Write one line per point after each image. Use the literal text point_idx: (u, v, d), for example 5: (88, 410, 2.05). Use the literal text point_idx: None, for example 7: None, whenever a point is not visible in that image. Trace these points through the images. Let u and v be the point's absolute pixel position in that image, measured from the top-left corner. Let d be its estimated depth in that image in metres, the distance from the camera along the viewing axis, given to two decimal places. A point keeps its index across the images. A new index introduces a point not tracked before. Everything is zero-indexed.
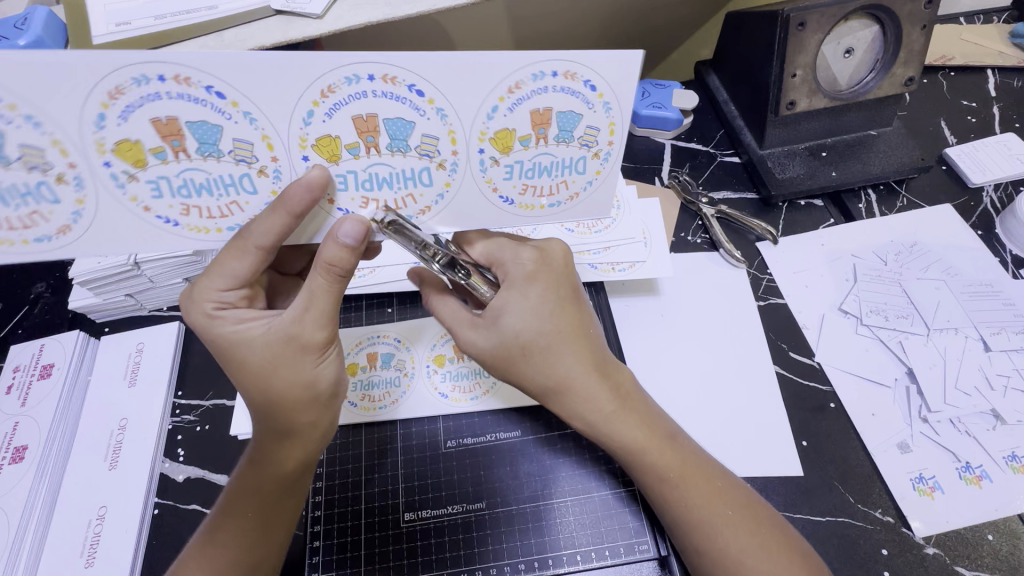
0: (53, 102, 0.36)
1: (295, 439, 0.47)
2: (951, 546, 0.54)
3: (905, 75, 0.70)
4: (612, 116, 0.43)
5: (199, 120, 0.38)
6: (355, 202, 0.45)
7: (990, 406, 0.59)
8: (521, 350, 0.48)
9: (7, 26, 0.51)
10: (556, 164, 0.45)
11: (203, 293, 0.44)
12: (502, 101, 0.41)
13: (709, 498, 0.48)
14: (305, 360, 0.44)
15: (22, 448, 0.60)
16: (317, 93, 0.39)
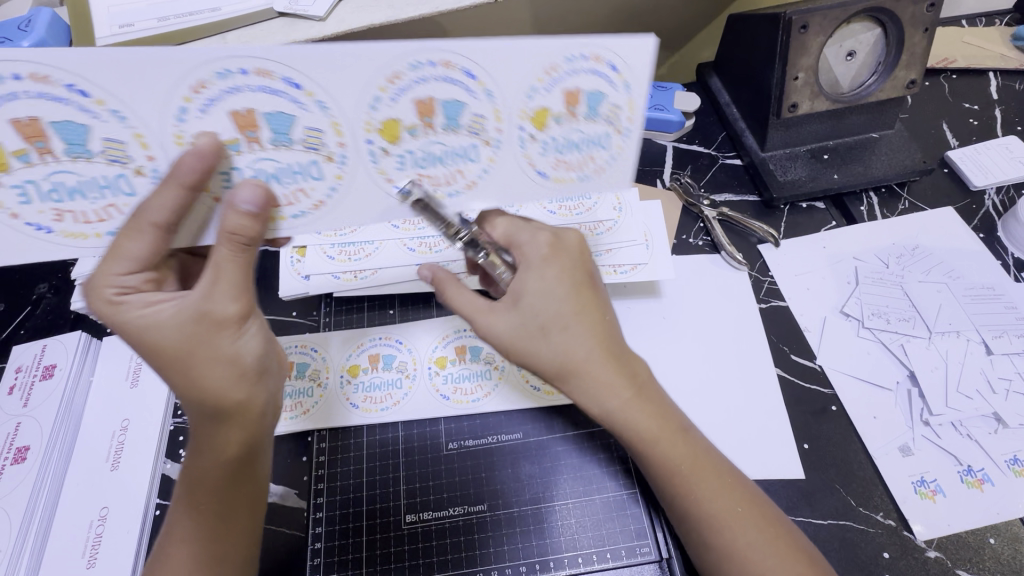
0: (139, 98, 0.40)
1: (228, 425, 0.44)
2: (953, 550, 0.54)
3: (907, 77, 0.70)
4: (634, 95, 0.44)
5: (274, 111, 0.42)
6: (409, 179, 0.47)
7: (992, 410, 0.59)
8: (540, 331, 0.48)
9: (11, 28, 0.51)
10: (586, 140, 0.47)
11: (103, 280, 0.42)
12: (540, 82, 0.43)
13: (719, 491, 0.47)
14: (224, 334, 0.42)
15: (24, 449, 0.60)
16: (383, 81, 0.42)
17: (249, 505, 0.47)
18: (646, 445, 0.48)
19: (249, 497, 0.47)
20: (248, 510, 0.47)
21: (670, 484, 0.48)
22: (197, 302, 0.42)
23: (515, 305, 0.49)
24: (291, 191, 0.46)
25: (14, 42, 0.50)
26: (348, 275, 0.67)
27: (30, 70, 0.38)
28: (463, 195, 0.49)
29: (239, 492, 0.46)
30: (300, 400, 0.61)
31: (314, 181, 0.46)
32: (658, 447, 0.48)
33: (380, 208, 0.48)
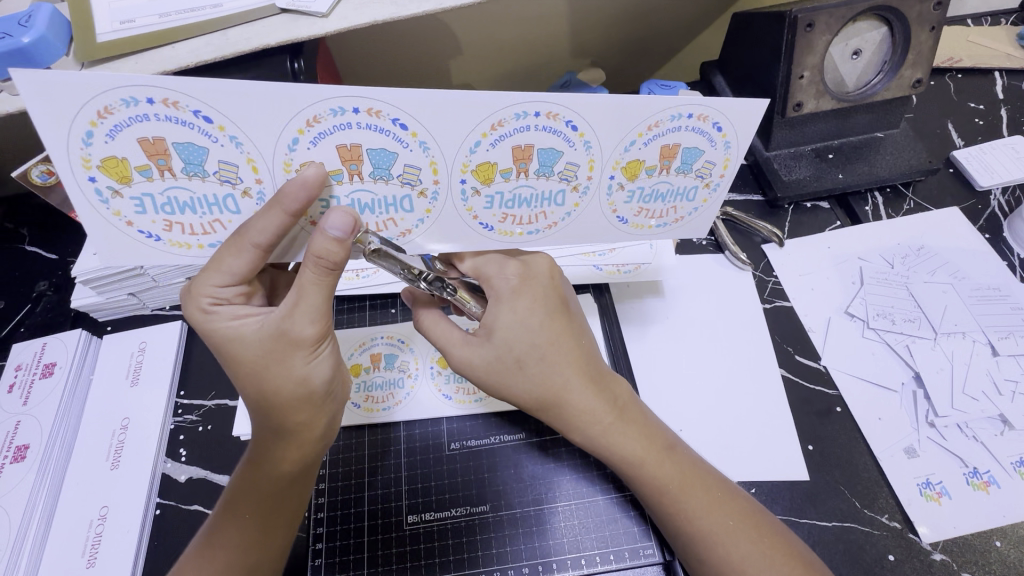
0: (257, 127, 0.39)
1: (290, 440, 0.47)
2: (959, 553, 0.53)
3: (913, 76, 0.70)
4: (729, 153, 0.47)
5: (378, 147, 0.41)
6: (495, 217, 0.48)
7: (998, 412, 0.59)
8: (515, 364, 0.49)
9: (12, 23, 0.51)
10: (671, 192, 0.49)
11: (199, 288, 0.44)
12: (640, 137, 0.45)
13: (710, 508, 0.48)
14: (298, 356, 0.44)
15: (23, 448, 0.59)
16: (486, 127, 0.42)
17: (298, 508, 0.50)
18: (635, 470, 0.49)
19: (297, 504, 0.49)
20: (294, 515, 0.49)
21: (658, 501, 0.48)
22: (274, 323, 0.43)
23: (489, 338, 0.49)
24: (207, 221, 0.44)
25: (15, 37, 0.49)
26: (348, 274, 0.68)
27: (162, 95, 0.37)
28: (543, 233, 0.50)
29: (292, 500, 0.48)
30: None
31: (404, 213, 0.46)
32: (645, 466, 0.49)
33: (463, 239, 0.49)
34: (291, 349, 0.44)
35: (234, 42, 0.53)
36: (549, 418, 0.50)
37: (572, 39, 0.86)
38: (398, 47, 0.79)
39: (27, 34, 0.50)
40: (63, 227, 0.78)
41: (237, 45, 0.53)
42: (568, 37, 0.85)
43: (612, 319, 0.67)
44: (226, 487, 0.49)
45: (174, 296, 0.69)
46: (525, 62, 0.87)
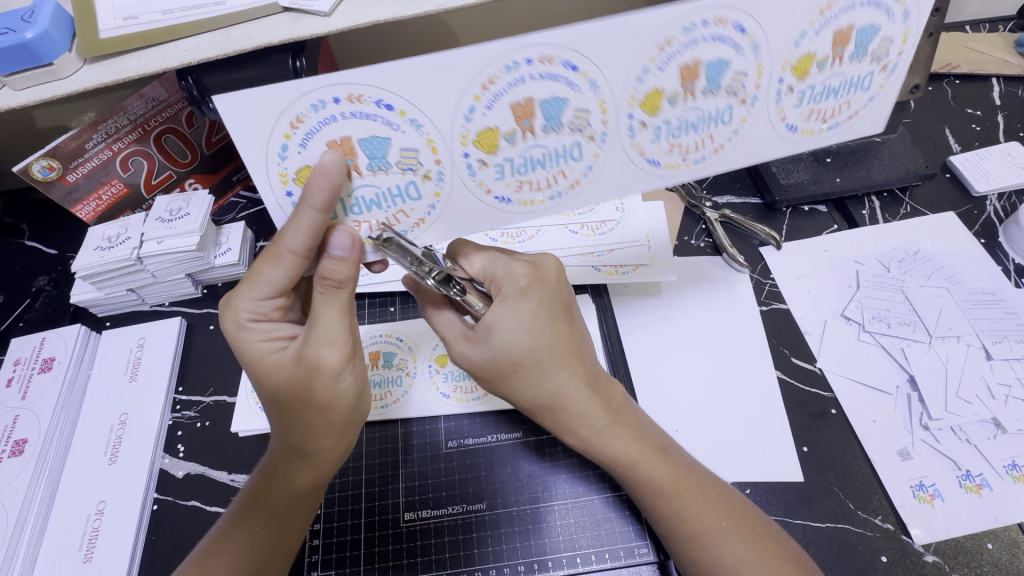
0: (433, 102, 0.41)
1: (311, 460, 0.48)
2: (950, 554, 0.54)
3: (910, 82, 0.70)
4: (908, 24, 0.45)
5: (549, 96, 0.42)
6: (661, 149, 0.46)
7: (991, 415, 0.59)
8: (513, 366, 0.49)
9: (14, 18, 0.51)
10: (845, 83, 0.47)
11: (240, 303, 0.45)
12: (813, 24, 0.43)
13: (703, 509, 0.48)
14: (327, 373, 0.45)
15: (21, 442, 0.60)
16: (655, 49, 0.41)
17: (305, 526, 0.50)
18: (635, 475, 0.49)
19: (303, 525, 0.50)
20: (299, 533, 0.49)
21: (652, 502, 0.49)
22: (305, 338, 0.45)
23: (486, 339, 0.49)
24: (392, 214, 0.46)
25: (18, 33, 0.49)
26: None
27: (347, 92, 0.40)
28: (710, 159, 0.48)
29: (303, 515, 0.49)
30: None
31: (573, 163, 0.46)
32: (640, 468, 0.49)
33: (627, 183, 0.48)
34: (315, 374, 0.45)
35: (236, 39, 0.53)
36: (545, 419, 0.51)
37: None
38: (400, 46, 0.79)
39: (30, 30, 0.50)
40: (62, 222, 0.78)
41: (239, 43, 0.53)
42: None
43: (610, 319, 0.67)
44: (237, 498, 0.50)
45: (174, 293, 0.70)
46: None
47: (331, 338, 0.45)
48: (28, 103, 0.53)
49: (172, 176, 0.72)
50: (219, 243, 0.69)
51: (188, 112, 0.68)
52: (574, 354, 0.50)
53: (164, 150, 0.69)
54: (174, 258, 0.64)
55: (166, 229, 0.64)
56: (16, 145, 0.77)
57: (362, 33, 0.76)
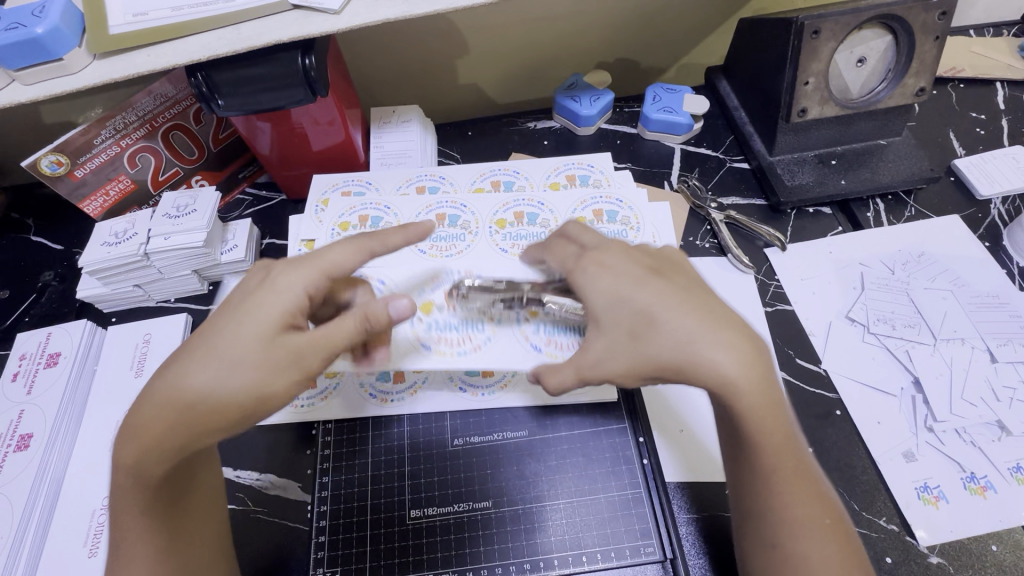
0: (402, 199, 0.72)
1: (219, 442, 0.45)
2: (955, 556, 0.54)
3: (916, 85, 0.71)
4: (635, 211, 0.71)
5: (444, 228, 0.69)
6: (508, 247, 0.69)
7: (996, 418, 0.59)
8: (638, 331, 0.46)
9: (25, 13, 0.51)
10: (612, 232, 0.69)
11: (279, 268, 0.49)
12: (579, 204, 0.72)
13: (807, 500, 0.45)
14: (234, 368, 0.43)
15: (27, 436, 0.60)
16: (501, 203, 0.72)
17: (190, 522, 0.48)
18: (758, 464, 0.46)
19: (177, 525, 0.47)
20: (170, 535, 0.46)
21: (762, 484, 0.46)
22: (203, 333, 0.46)
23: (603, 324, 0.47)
24: None
25: (29, 27, 0.49)
26: None
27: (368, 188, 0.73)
28: None
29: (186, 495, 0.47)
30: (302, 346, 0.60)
31: (461, 244, 0.69)
32: (756, 447, 0.46)
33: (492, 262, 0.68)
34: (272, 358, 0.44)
35: (245, 36, 0.54)
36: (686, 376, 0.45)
37: (580, 43, 0.86)
38: (408, 45, 0.79)
39: (41, 24, 0.50)
40: (69, 218, 0.78)
41: (249, 40, 0.53)
42: (578, 38, 0.85)
43: None
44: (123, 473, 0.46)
45: (180, 289, 0.70)
46: (534, 65, 0.87)
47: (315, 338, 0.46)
48: (37, 97, 0.52)
49: (180, 173, 0.72)
50: (225, 240, 0.69)
51: (196, 108, 0.68)
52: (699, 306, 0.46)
53: (172, 146, 0.69)
54: (181, 255, 0.64)
55: (172, 225, 0.64)
56: (23, 142, 0.78)
57: (371, 31, 0.76)
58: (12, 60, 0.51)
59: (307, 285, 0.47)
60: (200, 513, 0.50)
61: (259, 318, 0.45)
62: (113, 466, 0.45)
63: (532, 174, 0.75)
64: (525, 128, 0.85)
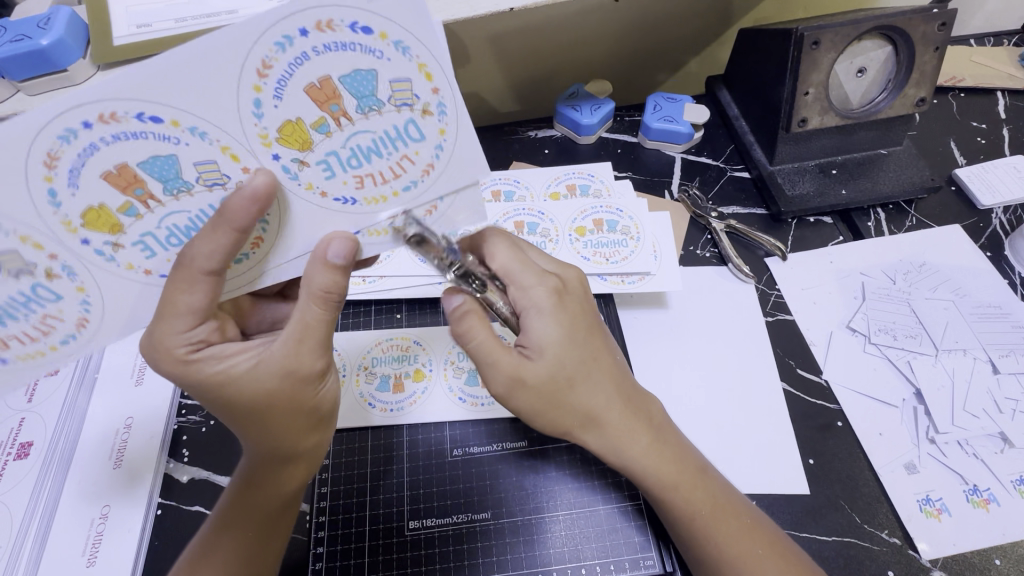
0: None
1: (297, 462, 0.49)
2: (958, 570, 0.54)
3: (917, 95, 0.71)
4: (634, 220, 0.71)
5: (149, 157, 0.36)
6: None
7: (998, 429, 0.59)
8: (568, 381, 0.48)
9: (31, 26, 0.53)
10: (611, 241, 0.69)
11: (169, 340, 0.42)
12: (580, 213, 0.72)
13: (739, 535, 0.48)
14: (277, 412, 0.45)
15: (27, 444, 0.61)
16: (500, 213, 0.72)
17: (280, 543, 0.50)
18: (664, 492, 0.49)
19: (273, 546, 0.49)
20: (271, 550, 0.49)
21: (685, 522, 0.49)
22: (217, 403, 0.45)
23: (540, 355, 0.47)
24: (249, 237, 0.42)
25: (35, 39, 0.51)
26: (356, 279, 0.68)
27: None
28: None
29: (286, 519, 0.50)
30: (75, 313, 0.41)
31: None
32: (676, 497, 0.49)
33: None
34: (301, 384, 0.45)
35: None
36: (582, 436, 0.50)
37: (581, 52, 0.86)
38: None
39: (47, 36, 0.51)
40: None
41: None
42: (579, 49, 0.85)
43: (616, 328, 0.67)
44: (211, 514, 0.50)
45: None
46: (534, 74, 0.87)
47: (315, 348, 0.45)
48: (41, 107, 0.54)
49: None
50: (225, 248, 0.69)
51: None
52: (613, 369, 0.50)
53: None
54: None
55: None
56: None
57: None
58: (18, 71, 0.53)
59: (189, 333, 0.43)
60: (293, 517, 0.52)
61: (236, 362, 0.44)
62: (203, 544, 0.48)
63: (532, 183, 0.76)
64: (525, 137, 0.85)
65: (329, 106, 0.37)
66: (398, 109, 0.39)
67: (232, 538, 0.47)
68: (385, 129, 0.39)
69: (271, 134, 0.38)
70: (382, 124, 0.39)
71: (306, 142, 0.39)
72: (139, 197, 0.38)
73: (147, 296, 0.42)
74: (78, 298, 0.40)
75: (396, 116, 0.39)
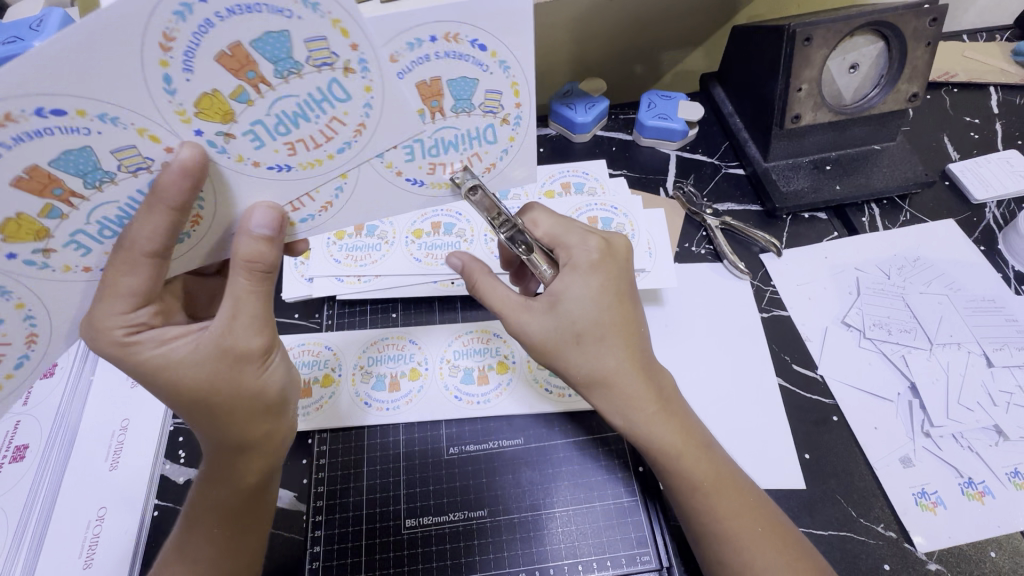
0: None
1: (250, 454, 0.46)
2: (954, 562, 0.54)
3: (909, 90, 0.71)
4: (629, 218, 0.71)
5: (60, 153, 0.35)
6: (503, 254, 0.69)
7: (993, 422, 0.59)
8: (576, 337, 0.48)
9: (24, 28, 0.53)
10: None
11: (105, 321, 0.40)
12: (575, 212, 0.72)
13: (740, 512, 0.48)
14: (217, 394, 0.42)
15: (22, 447, 0.61)
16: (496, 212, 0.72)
17: (251, 536, 0.49)
18: (669, 460, 0.49)
19: (244, 537, 0.49)
20: (238, 542, 0.48)
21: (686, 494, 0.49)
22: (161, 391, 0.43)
23: (553, 307, 0.49)
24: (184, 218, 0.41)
25: (27, 42, 0.51)
26: (352, 279, 0.67)
27: None
28: None
29: (253, 513, 0.49)
30: (21, 330, 0.41)
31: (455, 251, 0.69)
32: (684, 467, 0.49)
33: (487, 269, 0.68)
34: (238, 364, 0.43)
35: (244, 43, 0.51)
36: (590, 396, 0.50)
37: (575, 51, 0.86)
38: None
39: (39, 39, 0.51)
40: None
41: None
42: (573, 49, 0.85)
43: None
44: (183, 506, 0.49)
45: None
46: None
47: (251, 325, 0.43)
48: None
49: None
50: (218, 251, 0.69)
51: None
52: (636, 337, 0.50)
53: None
54: None
55: None
56: None
57: None
58: None
59: (130, 315, 0.41)
60: (265, 516, 0.50)
61: (175, 347, 0.42)
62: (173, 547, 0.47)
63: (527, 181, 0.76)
64: None
65: (244, 73, 0.36)
66: (482, 114, 0.45)
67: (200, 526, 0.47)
68: (309, 91, 0.38)
69: (189, 109, 0.36)
70: (305, 87, 0.37)
71: (227, 112, 0.37)
72: (59, 197, 0.37)
73: (86, 292, 0.42)
74: (21, 315, 0.40)
75: (318, 78, 0.37)
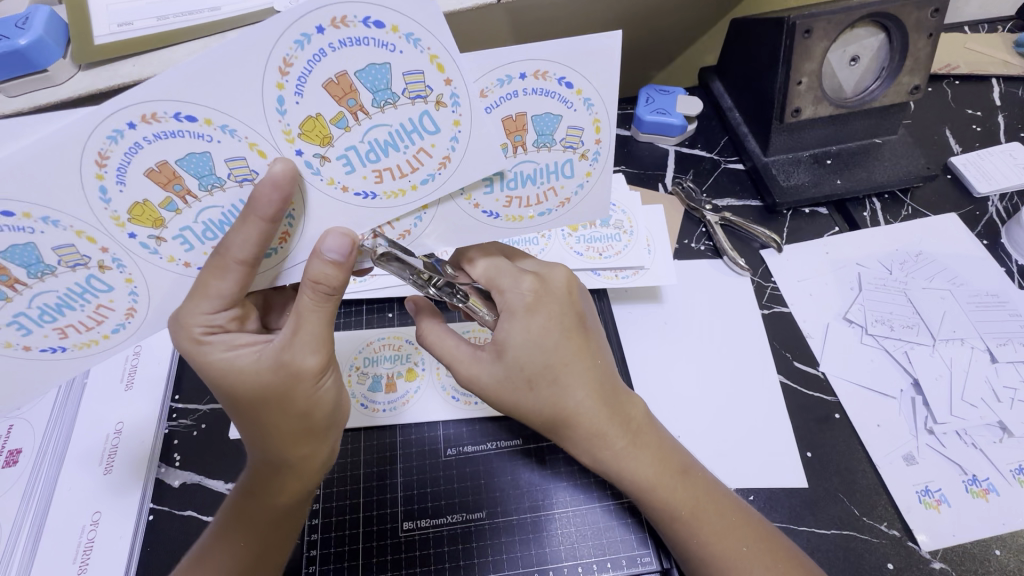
0: None
1: (292, 469, 0.46)
2: (959, 561, 0.53)
3: (911, 83, 0.70)
4: (628, 214, 0.71)
5: (186, 154, 0.36)
6: None
7: (997, 419, 0.59)
8: (526, 384, 0.48)
9: (8, 26, 0.52)
10: (605, 236, 0.69)
11: (189, 319, 0.40)
12: None
13: (724, 534, 0.48)
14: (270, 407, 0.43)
15: (16, 452, 0.60)
16: None
17: (280, 551, 0.48)
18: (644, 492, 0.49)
19: (273, 552, 0.48)
20: (266, 557, 0.47)
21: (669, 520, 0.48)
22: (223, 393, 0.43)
23: (499, 356, 0.48)
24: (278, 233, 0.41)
25: (12, 40, 0.50)
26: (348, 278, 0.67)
27: None
28: None
29: (286, 527, 0.48)
30: (124, 304, 0.40)
31: None
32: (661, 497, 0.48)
33: None
34: (295, 380, 0.42)
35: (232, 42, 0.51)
36: (557, 434, 0.50)
37: None
38: None
39: (24, 37, 0.50)
40: None
41: None
42: None
43: (611, 324, 0.66)
44: (221, 508, 0.49)
45: None
46: None
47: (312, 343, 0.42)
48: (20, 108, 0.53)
49: None
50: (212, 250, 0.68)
51: None
52: (594, 370, 0.49)
53: None
54: None
55: None
56: None
57: None
58: None
59: (212, 316, 0.41)
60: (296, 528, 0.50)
61: (242, 354, 0.42)
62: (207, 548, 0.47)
63: None
64: None
65: (346, 100, 0.36)
66: (563, 149, 0.44)
67: (233, 537, 0.46)
68: (401, 122, 0.38)
69: (294, 130, 0.37)
70: (398, 118, 0.38)
71: (326, 137, 0.38)
72: (178, 193, 0.37)
73: (183, 286, 0.41)
74: (127, 289, 0.40)
75: (410, 109, 0.38)
